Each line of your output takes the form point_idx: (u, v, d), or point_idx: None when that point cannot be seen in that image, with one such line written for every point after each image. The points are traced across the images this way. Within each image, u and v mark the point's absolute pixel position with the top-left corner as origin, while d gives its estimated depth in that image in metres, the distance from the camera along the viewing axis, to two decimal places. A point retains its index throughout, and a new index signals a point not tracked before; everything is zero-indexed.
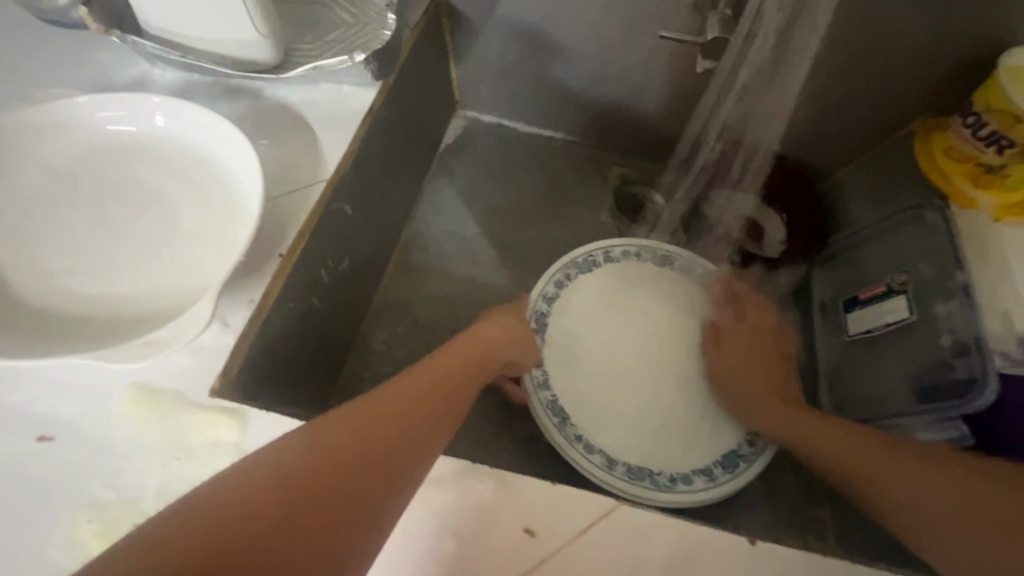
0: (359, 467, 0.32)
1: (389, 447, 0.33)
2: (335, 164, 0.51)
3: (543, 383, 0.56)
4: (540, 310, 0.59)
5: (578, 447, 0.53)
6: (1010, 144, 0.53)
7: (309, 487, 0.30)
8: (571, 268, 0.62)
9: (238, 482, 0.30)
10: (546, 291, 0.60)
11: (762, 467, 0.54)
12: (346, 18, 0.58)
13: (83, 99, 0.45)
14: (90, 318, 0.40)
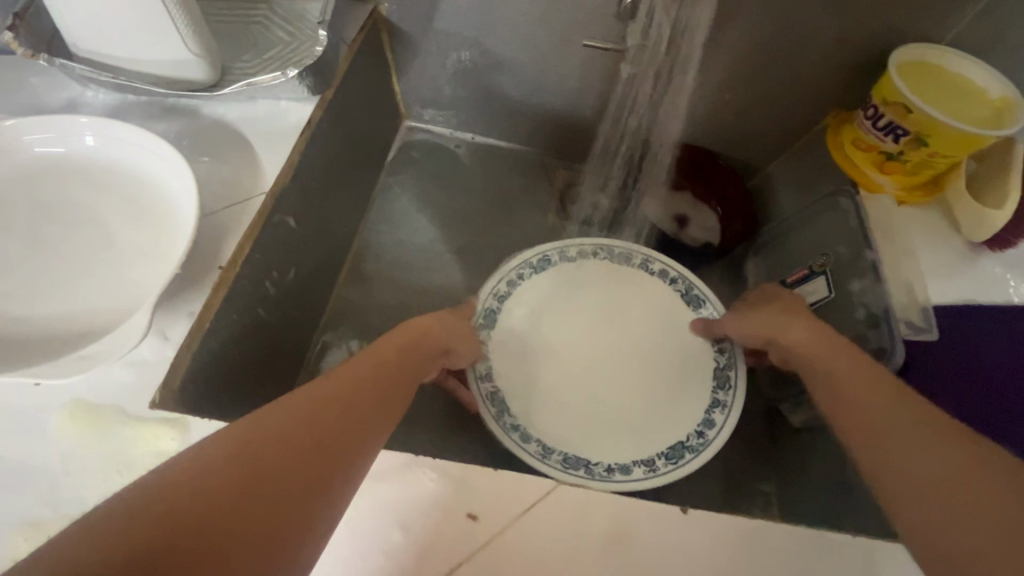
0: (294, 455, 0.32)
1: (338, 446, 0.34)
2: (274, 177, 0.53)
3: (488, 375, 0.58)
4: (490, 308, 0.61)
5: (515, 436, 0.55)
6: (905, 132, 0.58)
7: (256, 480, 0.30)
8: (524, 270, 0.64)
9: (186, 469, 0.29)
10: (497, 289, 0.62)
11: (705, 458, 0.55)
12: (283, 36, 0.59)
13: (9, 123, 0.46)
14: (23, 339, 0.41)
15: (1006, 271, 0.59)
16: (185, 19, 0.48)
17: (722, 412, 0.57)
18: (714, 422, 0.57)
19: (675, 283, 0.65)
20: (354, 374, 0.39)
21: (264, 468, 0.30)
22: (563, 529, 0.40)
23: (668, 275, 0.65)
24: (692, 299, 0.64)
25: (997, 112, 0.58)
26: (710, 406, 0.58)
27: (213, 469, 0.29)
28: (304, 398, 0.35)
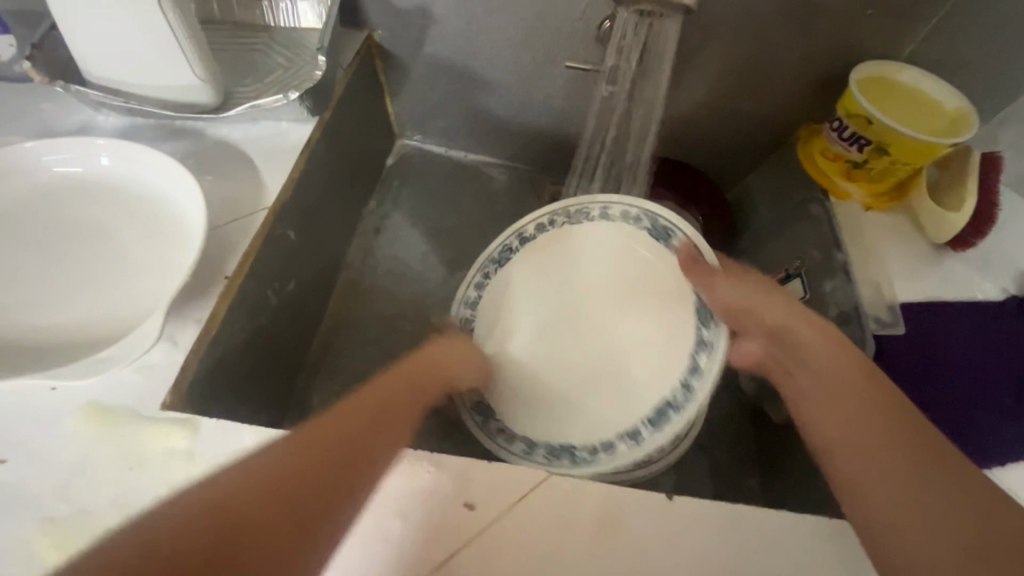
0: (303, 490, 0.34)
1: (335, 482, 0.35)
2: (276, 193, 0.56)
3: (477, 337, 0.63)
4: (465, 315, 0.64)
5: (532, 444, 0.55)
6: (868, 142, 0.62)
7: (252, 539, 0.31)
8: (489, 267, 0.64)
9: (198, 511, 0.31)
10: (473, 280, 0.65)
11: (690, 417, 0.49)
12: (282, 62, 0.63)
13: (29, 145, 0.49)
14: (40, 346, 0.43)
15: (970, 270, 0.62)
16: (193, 47, 0.51)
17: (706, 356, 0.50)
18: (698, 368, 0.50)
19: (639, 221, 0.57)
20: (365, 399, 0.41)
21: (275, 494, 0.33)
22: (554, 517, 0.42)
23: (629, 215, 0.58)
24: (658, 231, 0.56)
25: (954, 122, 0.62)
26: (694, 351, 0.51)
27: (229, 497, 0.32)
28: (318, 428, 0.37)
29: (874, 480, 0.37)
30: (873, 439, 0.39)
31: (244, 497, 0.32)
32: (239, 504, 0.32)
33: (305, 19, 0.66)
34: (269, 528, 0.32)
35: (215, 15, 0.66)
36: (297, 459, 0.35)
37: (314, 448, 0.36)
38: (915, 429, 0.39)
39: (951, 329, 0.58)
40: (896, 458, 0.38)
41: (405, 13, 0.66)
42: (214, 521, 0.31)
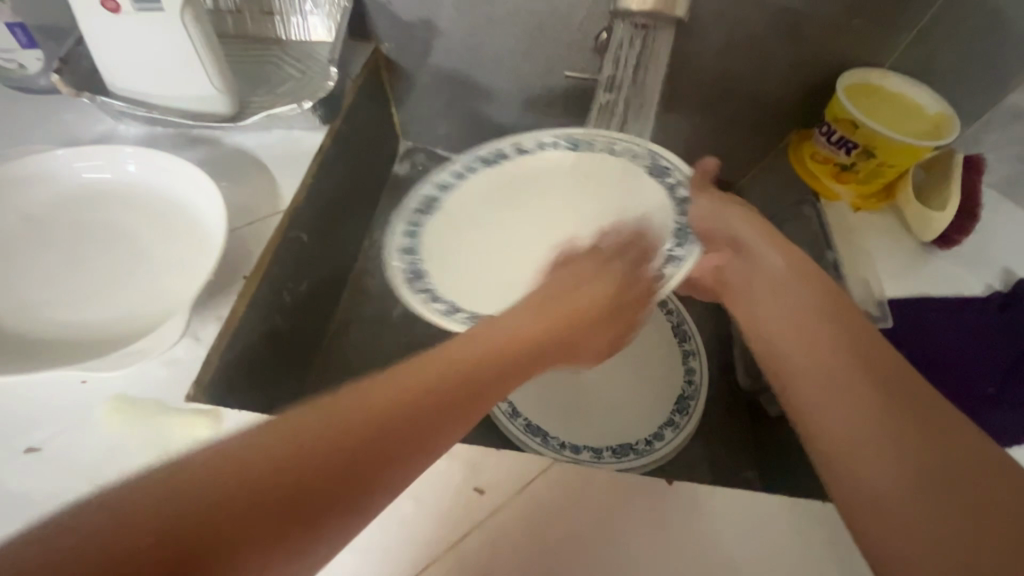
0: (341, 464, 0.29)
1: (380, 451, 0.31)
2: (290, 197, 0.58)
3: (408, 250, 0.56)
4: (430, 195, 0.60)
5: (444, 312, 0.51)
6: (856, 145, 0.64)
7: (273, 508, 0.27)
8: (474, 162, 0.62)
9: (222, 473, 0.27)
10: (435, 184, 0.61)
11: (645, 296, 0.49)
12: (294, 73, 0.66)
13: (60, 152, 0.51)
14: (72, 342, 0.45)
15: (955, 267, 0.65)
16: (212, 60, 0.54)
17: (678, 247, 0.52)
18: (678, 259, 0.51)
19: (639, 159, 0.60)
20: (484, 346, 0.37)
21: (359, 438, 0.30)
22: (560, 499, 0.44)
23: (631, 151, 0.60)
24: (657, 169, 0.59)
25: (936, 126, 0.64)
26: (673, 245, 0.52)
27: (316, 427, 0.30)
28: (418, 368, 0.34)
29: (845, 422, 0.41)
30: (848, 383, 0.42)
31: (328, 434, 0.30)
32: (323, 445, 0.29)
33: (316, 32, 0.69)
34: (348, 473, 0.30)
35: (229, 30, 0.69)
36: (392, 400, 0.32)
37: (412, 396, 0.33)
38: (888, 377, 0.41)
39: (937, 323, 0.60)
40: (869, 404, 0.40)
41: (410, 26, 0.69)
42: (298, 457, 0.29)
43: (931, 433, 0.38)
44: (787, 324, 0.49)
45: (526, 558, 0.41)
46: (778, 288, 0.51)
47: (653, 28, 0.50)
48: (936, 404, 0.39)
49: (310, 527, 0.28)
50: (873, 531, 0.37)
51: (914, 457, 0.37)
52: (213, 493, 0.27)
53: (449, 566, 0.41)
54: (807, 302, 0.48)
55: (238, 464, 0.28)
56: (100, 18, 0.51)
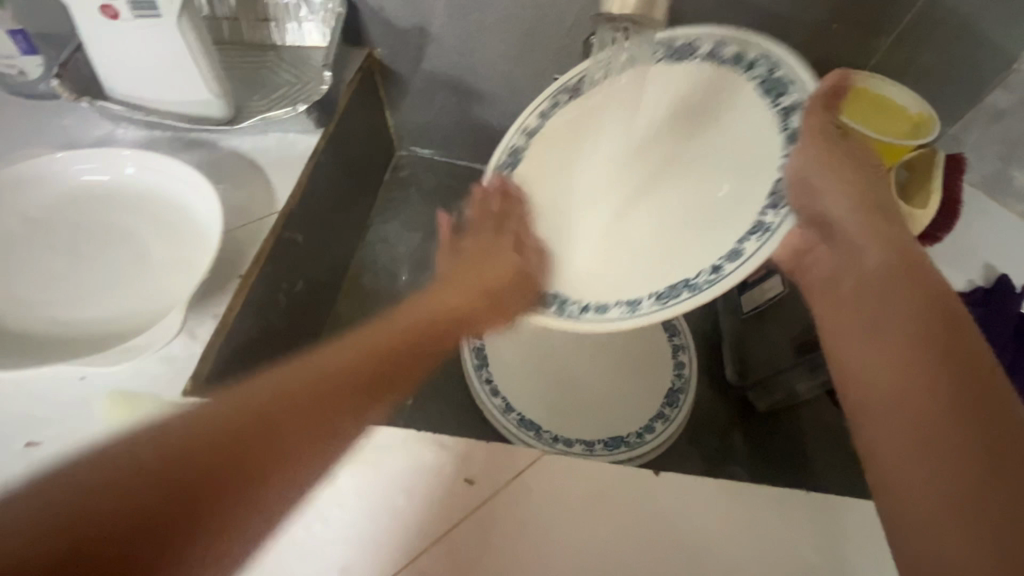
0: (258, 443, 0.35)
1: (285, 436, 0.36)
2: (285, 199, 0.60)
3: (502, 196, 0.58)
4: (513, 145, 0.60)
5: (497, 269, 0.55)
6: None
7: (204, 479, 0.32)
8: (560, 95, 0.58)
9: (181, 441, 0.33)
10: (525, 124, 0.59)
11: (701, 299, 0.41)
12: (290, 78, 0.68)
13: (60, 155, 0.53)
14: (71, 339, 0.46)
15: (943, 264, 0.67)
16: (208, 64, 0.55)
17: (755, 239, 0.40)
18: (739, 253, 0.40)
19: (753, 68, 0.46)
20: (377, 340, 0.45)
21: (295, 408, 0.37)
22: (551, 490, 0.45)
23: (743, 58, 0.46)
24: (773, 85, 0.44)
25: (916, 126, 0.63)
26: (745, 233, 0.41)
27: (278, 390, 0.38)
28: (327, 358, 0.41)
29: (885, 408, 0.37)
30: (896, 361, 0.37)
31: (274, 399, 0.37)
32: (269, 404, 0.37)
33: (310, 38, 0.70)
34: (280, 440, 0.36)
35: (226, 36, 0.71)
36: (309, 387, 0.39)
37: (327, 377, 0.40)
38: (934, 325, 0.37)
39: None
40: (903, 356, 0.37)
41: (403, 31, 0.71)
42: (234, 425, 0.35)
43: (981, 428, 0.32)
44: (860, 306, 0.42)
45: (517, 545, 0.42)
46: (853, 268, 0.44)
47: (634, 31, 0.44)
48: (1007, 398, 0.33)
49: (232, 494, 0.33)
50: (907, 517, 0.34)
51: (955, 441, 0.33)
52: (168, 452, 0.32)
53: (441, 555, 0.42)
54: (880, 281, 0.41)
55: (180, 444, 0.33)
56: (100, 25, 0.52)
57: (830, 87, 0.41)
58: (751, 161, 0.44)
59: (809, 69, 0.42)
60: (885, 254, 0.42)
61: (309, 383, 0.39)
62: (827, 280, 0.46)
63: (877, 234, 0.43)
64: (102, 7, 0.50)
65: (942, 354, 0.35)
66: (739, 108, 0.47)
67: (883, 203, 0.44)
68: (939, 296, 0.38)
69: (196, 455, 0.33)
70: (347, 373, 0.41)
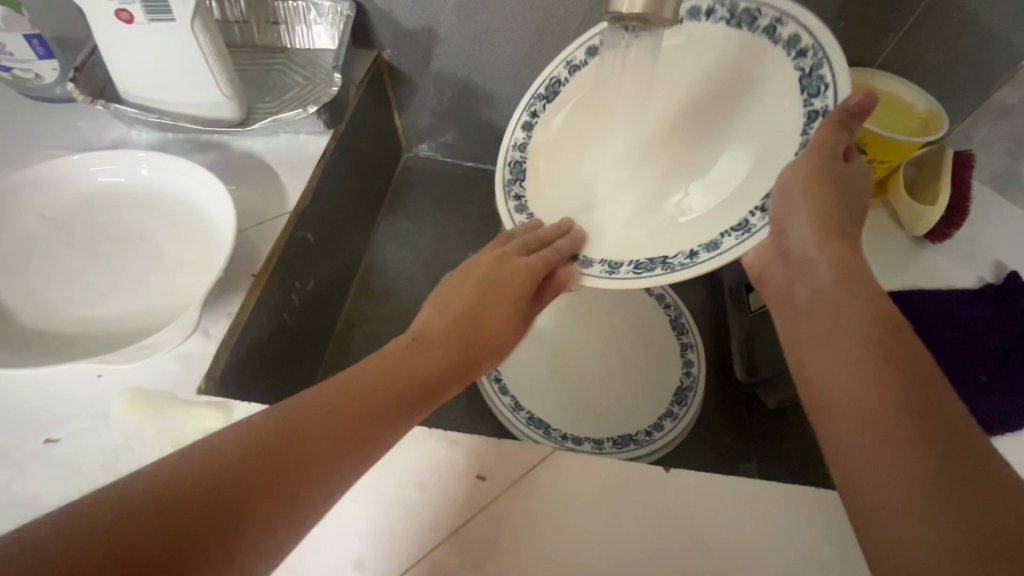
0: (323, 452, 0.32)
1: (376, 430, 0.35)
2: (296, 199, 0.60)
3: (529, 126, 0.59)
4: (557, 76, 0.57)
5: (510, 188, 0.58)
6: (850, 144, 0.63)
7: (257, 484, 0.30)
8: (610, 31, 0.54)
9: (239, 446, 0.30)
10: (572, 58, 0.57)
11: (673, 278, 0.47)
12: (299, 80, 0.68)
13: (75, 156, 0.53)
14: (88, 337, 0.47)
15: (947, 261, 0.65)
16: (221, 67, 0.56)
17: (734, 236, 0.45)
18: (717, 245, 0.46)
19: (801, 58, 0.44)
20: (428, 353, 0.42)
21: (339, 417, 0.34)
22: (561, 487, 0.45)
23: (798, 41, 0.44)
24: (812, 83, 0.43)
25: (924, 123, 0.63)
26: (729, 229, 0.46)
27: (335, 395, 0.35)
28: (361, 371, 0.38)
29: (838, 416, 0.35)
30: (848, 367, 0.36)
31: (325, 408, 0.34)
32: (325, 413, 0.34)
33: (320, 40, 0.71)
34: (313, 450, 0.32)
35: (237, 39, 0.71)
36: (354, 393, 0.36)
37: (374, 387, 0.37)
38: (881, 331, 0.36)
39: (930, 315, 0.60)
40: (854, 363, 0.36)
41: (411, 33, 0.71)
42: (280, 437, 0.32)
43: (927, 427, 0.32)
44: (810, 316, 0.41)
45: (527, 539, 0.43)
46: (804, 278, 0.42)
47: (642, 29, 0.45)
48: (948, 399, 0.33)
49: (255, 517, 0.29)
50: (873, 527, 0.32)
51: (906, 443, 0.32)
52: (215, 463, 0.29)
53: (454, 550, 0.42)
54: (829, 291, 0.40)
55: (217, 459, 0.30)
56: (115, 29, 0.52)
57: (852, 106, 0.39)
58: (765, 159, 0.46)
59: (851, 82, 0.40)
60: (833, 264, 0.41)
61: (355, 386, 0.37)
62: (782, 291, 0.45)
63: (826, 244, 0.42)
64: (117, 10, 0.51)
65: (891, 355, 0.35)
66: (775, 90, 0.46)
67: (840, 217, 0.43)
68: (881, 303, 0.38)
69: (239, 470, 0.30)
70: (394, 382, 0.38)
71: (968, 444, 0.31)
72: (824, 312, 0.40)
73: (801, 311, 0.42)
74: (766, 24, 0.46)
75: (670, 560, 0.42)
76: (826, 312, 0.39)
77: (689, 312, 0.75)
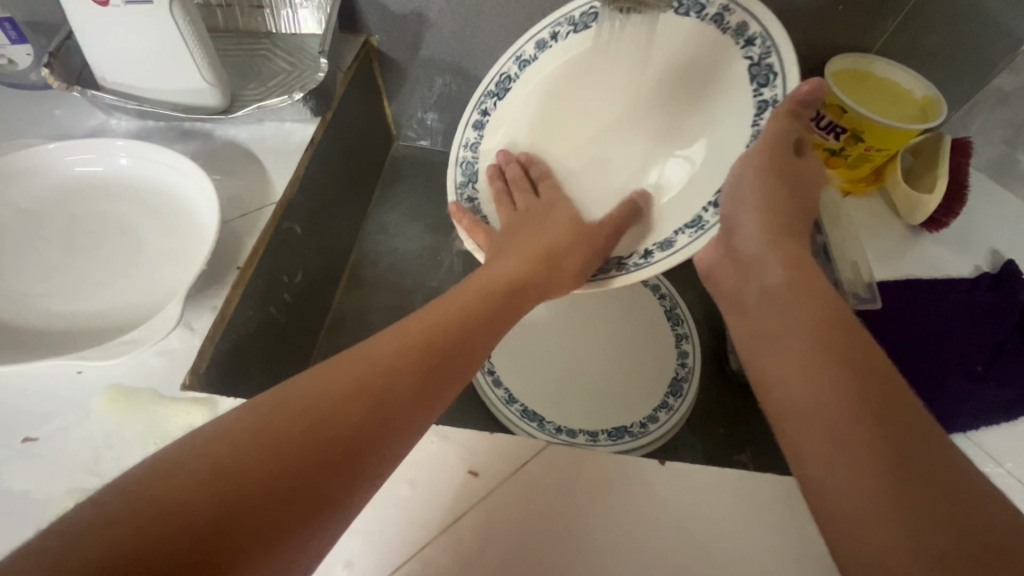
0: (307, 469, 0.29)
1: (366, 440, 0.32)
2: (282, 189, 0.58)
3: (480, 124, 0.63)
4: (508, 73, 0.61)
5: (462, 188, 0.63)
6: (844, 130, 0.60)
7: (230, 512, 0.27)
8: (562, 26, 0.57)
9: (195, 467, 0.27)
10: (522, 53, 0.60)
11: (632, 277, 0.50)
12: (285, 65, 0.66)
13: (52, 146, 0.52)
14: (67, 332, 0.46)
15: (945, 250, 0.64)
16: (202, 52, 0.54)
17: (687, 234, 0.47)
18: (671, 244, 0.48)
19: (749, 47, 0.46)
20: (410, 334, 0.37)
21: (316, 425, 0.30)
22: (554, 482, 0.44)
23: (745, 32, 0.46)
24: (761, 72, 0.45)
25: (923, 110, 0.61)
26: (683, 226, 0.48)
27: (332, 388, 0.32)
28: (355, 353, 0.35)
29: (802, 418, 0.34)
30: (808, 366, 0.35)
31: (292, 412, 0.31)
32: (327, 419, 0.31)
33: (306, 25, 0.69)
34: (299, 471, 0.29)
35: (219, 24, 0.69)
36: (351, 384, 0.33)
37: (378, 373, 0.34)
38: (837, 329, 0.36)
39: (925, 304, 0.59)
40: (812, 362, 0.35)
41: (399, 18, 0.69)
42: (286, 450, 0.29)
43: (893, 434, 0.31)
44: (764, 316, 0.40)
45: (517, 537, 0.42)
46: (752, 277, 0.42)
47: None
48: (904, 401, 0.32)
49: (267, 538, 0.27)
50: (840, 541, 0.31)
51: (876, 450, 0.30)
52: (177, 488, 0.26)
53: (446, 547, 0.41)
54: (782, 290, 0.39)
55: (168, 479, 0.27)
56: (89, 10, 0.50)
57: (796, 100, 0.42)
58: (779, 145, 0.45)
59: (796, 72, 0.42)
60: (782, 264, 0.41)
61: (355, 371, 0.33)
62: (732, 293, 0.45)
63: (776, 245, 0.42)
64: None
65: (846, 355, 0.34)
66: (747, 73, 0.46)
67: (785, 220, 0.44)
68: (834, 305, 0.38)
69: (196, 497, 0.26)
70: (394, 365, 0.34)
71: (923, 438, 0.30)
72: (784, 311, 0.38)
73: (760, 312, 0.41)
74: (714, 13, 0.48)
75: (667, 555, 0.42)
76: (785, 310, 0.38)
77: (683, 302, 0.74)
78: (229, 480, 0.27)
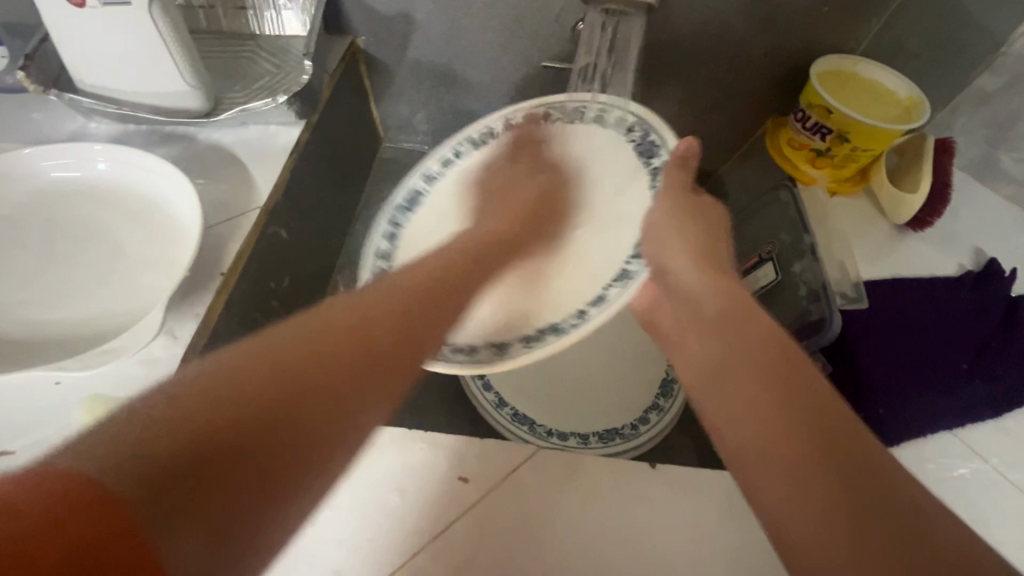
0: (279, 449, 0.27)
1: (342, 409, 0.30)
2: (267, 193, 0.58)
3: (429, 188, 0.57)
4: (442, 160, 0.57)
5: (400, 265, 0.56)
6: (830, 131, 0.61)
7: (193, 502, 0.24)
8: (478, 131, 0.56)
9: (146, 450, 0.23)
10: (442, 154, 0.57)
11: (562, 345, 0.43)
12: (269, 67, 0.65)
13: (27, 150, 0.50)
14: (45, 342, 0.45)
15: (929, 248, 0.65)
16: (184, 54, 0.53)
17: (619, 287, 0.43)
18: (602, 299, 0.43)
19: (632, 132, 0.48)
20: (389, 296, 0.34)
21: (289, 399, 0.28)
22: (544, 486, 0.44)
23: (626, 122, 0.48)
24: (646, 148, 0.47)
25: (908, 110, 0.62)
26: (610, 280, 0.44)
27: (306, 355, 0.29)
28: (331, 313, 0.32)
29: (755, 452, 0.33)
30: (754, 396, 0.34)
31: (265, 383, 0.27)
32: (297, 389, 0.28)
33: (290, 26, 0.68)
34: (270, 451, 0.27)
35: (201, 25, 0.68)
36: (297, 364, 0.29)
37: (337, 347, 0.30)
38: (779, 353, 0.35)
39: (911, 302, 0.60)
40: (759, 390, 0.34)
41: (386, 19, 0.68)
42: (250, 427, 0.26)
43: (857, 453, 0.31)
44: (700, 345, 0.38)
45: (509, 544, 0.41)
46: (684, 304, 0.40)
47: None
48: (848, 424, 0.32)
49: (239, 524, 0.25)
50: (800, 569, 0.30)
51: (832, 482, 0.30)
52: (126, 478, 0.22)
53: (436, 554, 0.41)
54: (724, 311, 0.38)
55: (114, 471, 0.22)
56: (65, 12, 0.49)
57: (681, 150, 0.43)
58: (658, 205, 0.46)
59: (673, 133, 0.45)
60: (718, 290, 0.39)
61: (330, 335, 0.31)
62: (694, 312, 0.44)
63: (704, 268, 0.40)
64: None
65: (789, 383, 0.34)
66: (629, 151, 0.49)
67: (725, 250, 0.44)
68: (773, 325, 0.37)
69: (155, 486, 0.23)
70: (348, 342, 0.31)
71: (869, 459, 0.31)
72: (725, 328, 0.37)
73: (692, 335, 0.39)
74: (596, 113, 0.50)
75: (660, 559, 0.41)
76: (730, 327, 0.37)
77: None
78: (196, 469, 0.24)
